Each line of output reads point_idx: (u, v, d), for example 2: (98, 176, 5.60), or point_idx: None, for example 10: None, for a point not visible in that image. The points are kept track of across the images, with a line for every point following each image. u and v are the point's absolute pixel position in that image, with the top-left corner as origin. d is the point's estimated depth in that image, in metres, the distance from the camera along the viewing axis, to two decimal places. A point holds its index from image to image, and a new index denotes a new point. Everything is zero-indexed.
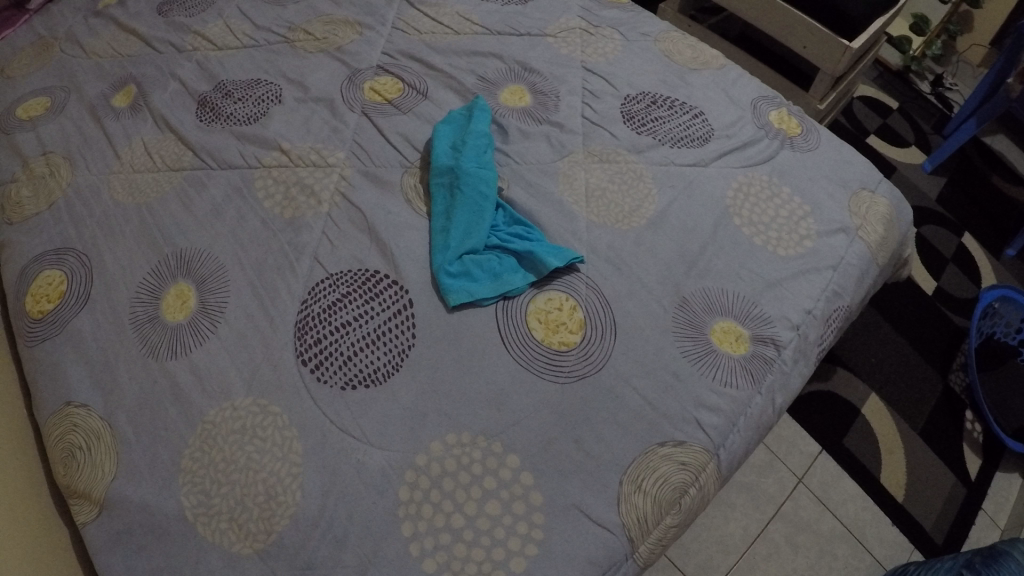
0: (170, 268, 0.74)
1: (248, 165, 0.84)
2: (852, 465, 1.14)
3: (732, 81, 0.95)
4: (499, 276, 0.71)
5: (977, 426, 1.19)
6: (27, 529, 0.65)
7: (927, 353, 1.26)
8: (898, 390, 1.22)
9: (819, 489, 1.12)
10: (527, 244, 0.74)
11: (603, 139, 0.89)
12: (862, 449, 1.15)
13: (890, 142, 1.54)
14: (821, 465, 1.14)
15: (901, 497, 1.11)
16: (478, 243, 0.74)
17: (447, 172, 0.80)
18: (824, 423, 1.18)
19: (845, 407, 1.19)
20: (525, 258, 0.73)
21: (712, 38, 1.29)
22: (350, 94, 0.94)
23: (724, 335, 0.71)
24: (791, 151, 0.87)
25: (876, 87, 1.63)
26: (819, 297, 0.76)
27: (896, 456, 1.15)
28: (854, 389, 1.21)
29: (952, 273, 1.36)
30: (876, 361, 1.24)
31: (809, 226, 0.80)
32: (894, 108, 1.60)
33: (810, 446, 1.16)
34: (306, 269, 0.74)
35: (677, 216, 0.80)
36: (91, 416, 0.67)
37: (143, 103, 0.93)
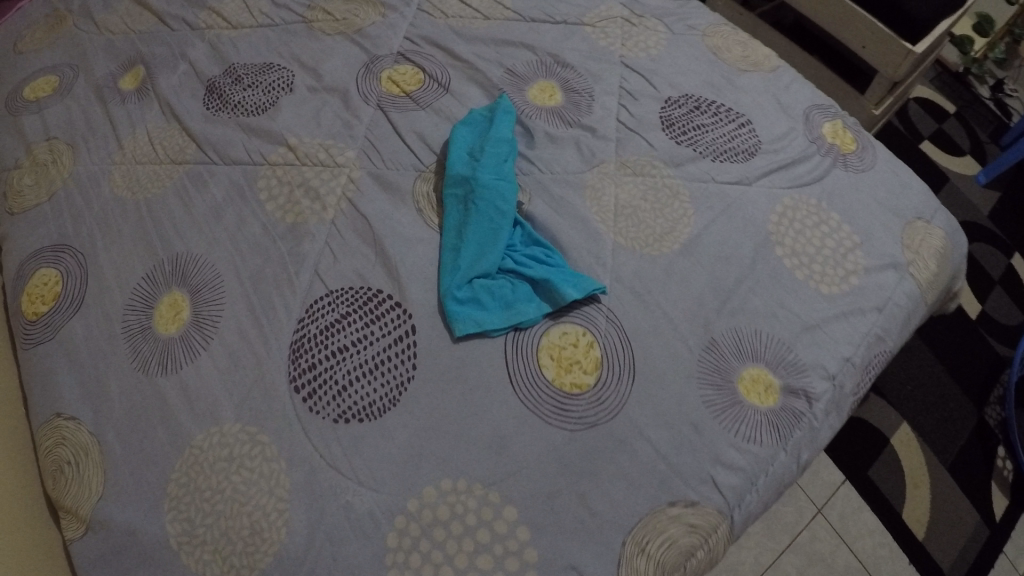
0: (165, 275, 0.71)
1: (252, 162, 0.80)
2: (876, 498, 1.07)
3: (786, 86, 0.86)
4: (512, 305, 0.66)
5: (1008, 464, 1.10)
6: (17, 542, 0.64)
7: (967, 383, 1.17)
8: (939, 422, 1.13)
9: (838, 521, 1.05)
10: (544, 270, 0.67)
11: (638, 148, 0.81)
12: (889, 482, 1.08)
13: (944, 148, 1.41)
14: (842, 496, 1.07)
15: (921, 534, 1.05)
16: (491, 266, 0.68)
17: (463, 183, 0.74)
18: (854, 452, 1.11)
19: (873, 435, 1.12)
20: (542, 285, 0.67)
21: (765, 31, 1.19)
22: (366, 85, 0.87)
23: (752, 384, 0.64)
24: (844, 172, 0.78)
25: (932, 88, 1.50)
26: (861, 343, 0.69)
27: (921, 491, 1.08)
28: (890, 417, 1.14)
29: (999, 297, 1.26)
30: (916, 388, 1.16)
31: (857, 259, 0.72)
32: (951, 112, 1.46)
33: (833, 475, 1.09)
34: (305, 283, 0.69)
35: (712, 242, 0.73)
36: (80, 429, 0.65)
37: (150, 87, 0.89)
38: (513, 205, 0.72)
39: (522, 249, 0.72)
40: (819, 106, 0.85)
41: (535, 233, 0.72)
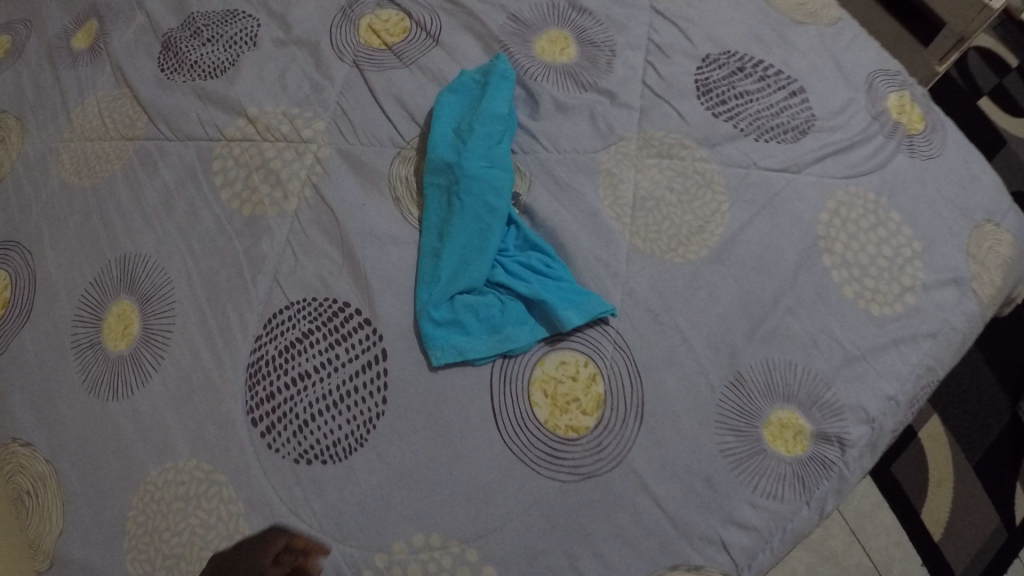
0: (113, 280, 0.63)
1: (209, 138, 0.69)
2: (896, 495, 0.98)
3: (847, 43, 0.71)
4: (500, 330, 0.56)
5: None
6: None
7: (1007, 374, 1.03)
8: (968, 415, 1.02)
9: (853, 517, 0.97)
10: (541, 287, 0.57)
11: (666, 119, 0.67)
12: (911, 478, 0.99)
13: (1003, 106, 1.18)
14: (860, 491, 0.98)
15: (938, 535, 0.95)
16: (476, 279, 0.57)
17: (446, 170, 0.61)
18: None
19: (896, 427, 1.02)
20: (538, 307, 0.56)
21: None
22: (342, 38, 0.75)
23: (779, 431, 0.55)
24: (909, 158, 0.65)
25: (996, 36, 1.23)
26: (911, 379, 0.58)
27: (944, 489, 0.98)
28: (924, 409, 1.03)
29: None
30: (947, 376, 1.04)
31: (915, 272, 0.60)
32: (1015, 65, 1.21)
33: None
34: (263, 294, 0.60)
35: (749, 246, 0.60)
36: (36, 457, 0.61)
37: (103, 45, 0.78)
38: (507, 200, 0.60)
39: (516, 253, 0.60)
40: (886, 68, 0.69)
41: (533, 233, 0.61)
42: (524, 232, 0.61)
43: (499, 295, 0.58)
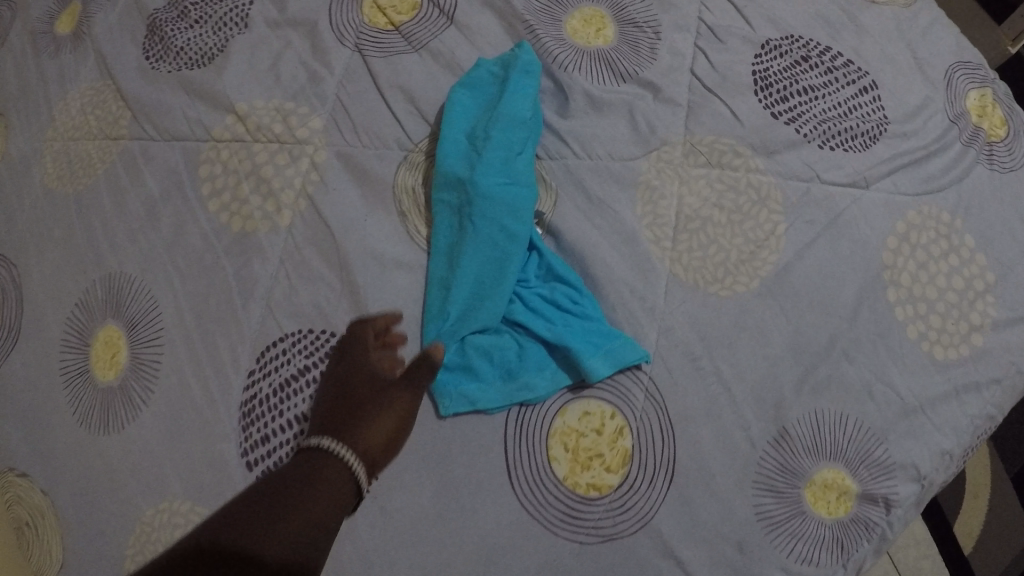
0: (99, 303, 0.58)
1: (196, 139, 0.61)
2: None
3: (923, 30, 0.62)
4: (516, 378, 0.50)
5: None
6: None
7: None
8: None
9: None
10: (564, 329, 0.51)
11: (716, 120, 0.58)
12: None
13: None
14: None
15: None
16: (490, 319, 0.51)
17: (458, 186, 0.54)
18: None
19: None
20: (560, 352, 0.51)
21: None
22: (343, 16, 0.63)
23: (822, 491, 0.50)
24: (989, 171, 0.57)
25: None
26: (969, 431, 0.52)
27: None
28: None
29: None
30: None
31: (986, 308, 0.53)
32: None
33: None
34: (256, 323, 0.54)
35: (806, 277, 0.53)
36: (32, 488, 0.58)
37: (85, 30, 0.70)
38: (528, 223, 0.53)
39: (537, 284, 0.54)
40: (966, 60, 0.61)
41: (556, 261, 0.54)
42: (547, 258, 0.54)
43: (516, 335, 0.52)
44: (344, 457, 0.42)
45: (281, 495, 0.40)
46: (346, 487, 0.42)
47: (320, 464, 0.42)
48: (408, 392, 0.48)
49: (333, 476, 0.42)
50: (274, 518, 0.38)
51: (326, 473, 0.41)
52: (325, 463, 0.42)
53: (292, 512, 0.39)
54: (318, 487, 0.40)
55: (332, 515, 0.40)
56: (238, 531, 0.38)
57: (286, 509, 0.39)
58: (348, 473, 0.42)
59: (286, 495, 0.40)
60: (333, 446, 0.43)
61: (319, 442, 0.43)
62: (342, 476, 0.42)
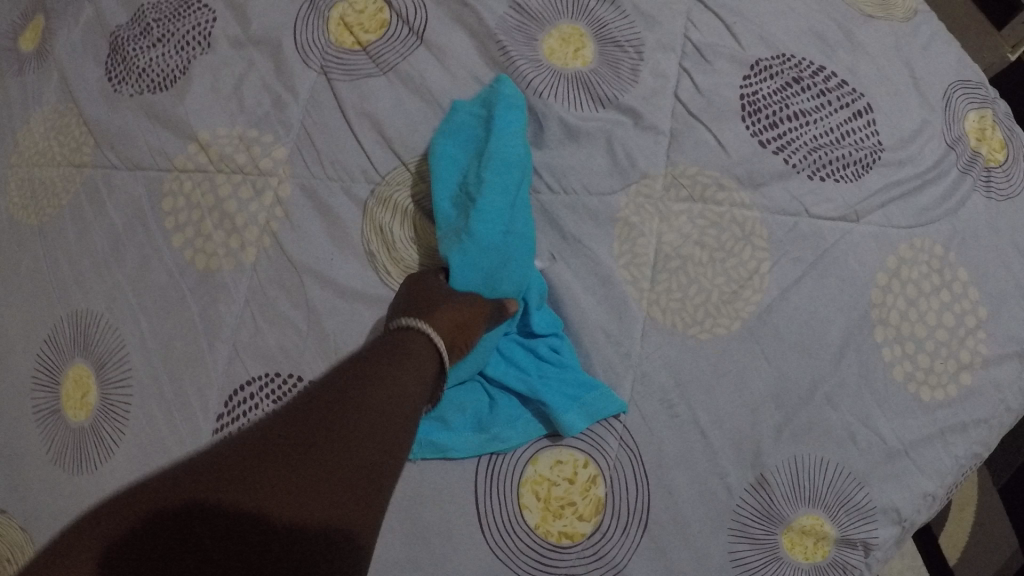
0: (66, 340, 0.57)
1: (158, 168, 0.59)
2: None
3: (922, 45, 0.58)
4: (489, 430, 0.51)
5: None
6: None
7: None
8: None
9: None
10: (540, 381, 0.51)
11: (699, 150, 0.55)
12: None
13: None
14: None
15: None
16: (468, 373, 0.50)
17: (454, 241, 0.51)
18: None
19: None
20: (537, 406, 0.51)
21: None
22: (307, 34, 0.60)
23: (800, 537, 0.48)
24: (985, 199, 0.54)
25: None
26: (954, 474, 0.50)
27: None
28: None
29: None
30: None
31: (978, 346, 0.51)
32: None
33: None
34: (222, 366, 0.53)
35: (788, 320, 0.51)
36: (12, 525, 0.58)
37: (49, 47, 0.68)
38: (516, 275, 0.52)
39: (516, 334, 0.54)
40: (967, 77, 0.58)
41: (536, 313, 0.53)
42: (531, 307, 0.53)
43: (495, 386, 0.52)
44: (428, 334, 0.43)
45: (347, 395, 0.38)
46: (426, 364, 0.43)
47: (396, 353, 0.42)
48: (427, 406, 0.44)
49: (416, 358, 0.42)
50: (339, 435, 0.35)
51: (410, 357, 0.42)
52: (407, 347, 0.42)
53: (363, 419, 0.37)
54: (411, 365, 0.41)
55: (410, 410, 0.39)
56: (300, 448, 0.34)
57: (354, 416, 0.37)
58: (429, 352, 0.43)
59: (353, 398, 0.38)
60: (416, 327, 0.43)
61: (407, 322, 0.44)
62: (424, 356, 0.43)
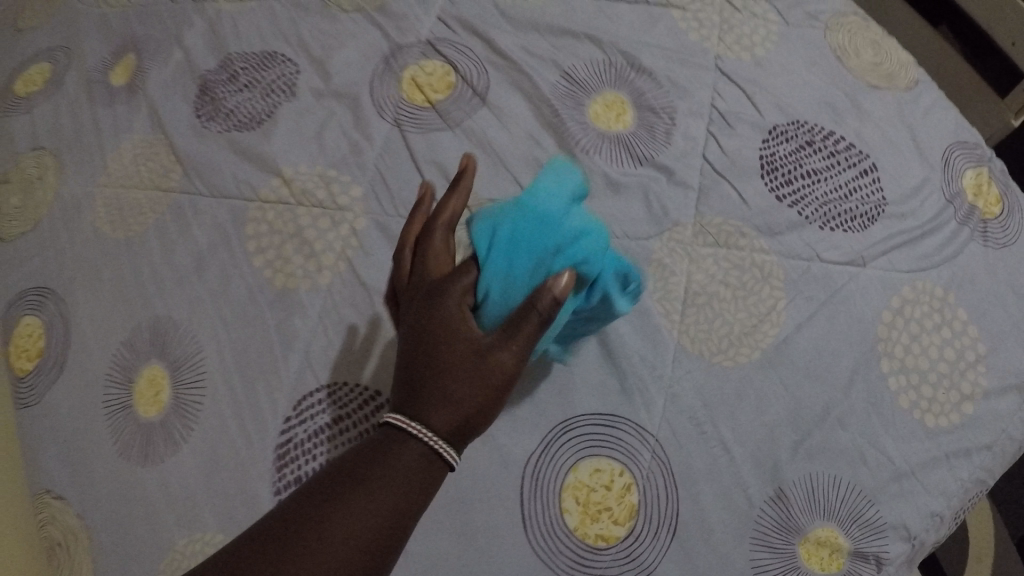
0: (144, 343, 0.63)
1: (243, 198, 0.66)
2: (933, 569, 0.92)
3: (923, 113, 0.67)
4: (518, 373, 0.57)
5: None
6: None
7: None
8: None
9: None
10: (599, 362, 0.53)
11: (724, 204, 0.63)
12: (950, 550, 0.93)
13: None
14: None
15: None
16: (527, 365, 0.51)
17: (509, 283, 0.46)
18: None
19: None
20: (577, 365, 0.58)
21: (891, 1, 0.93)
22: (383, 92, 0.69)
23: (816, 548, 0.53)
24: (983, 247, 0.61)
25: None
26: (958, 495, 0.56)
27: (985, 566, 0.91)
28: None
29: None
30: None
31: (978, 378, 0.57)
32: None
33: None
34: (294, 374, 0.59)
35: (804, 351, 0.58)
36: (66, 510, 0.62)
37: (139, 83, 0.75)
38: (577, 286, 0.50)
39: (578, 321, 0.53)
40: (964, 140, 0.66)
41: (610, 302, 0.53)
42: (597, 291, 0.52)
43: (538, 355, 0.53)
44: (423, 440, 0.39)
45: (328, 507, 0.38)
46: (412, 468, 0.39)
47: (386, 454, 0.39)
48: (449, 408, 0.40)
49: (408, 464, 0.39)
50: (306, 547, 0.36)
51: (401, 462, 0.39)
52: (399, 447, 0.40)
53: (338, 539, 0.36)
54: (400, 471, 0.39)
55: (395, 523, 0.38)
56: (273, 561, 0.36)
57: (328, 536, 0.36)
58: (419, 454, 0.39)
59: (334, 514, 0.37)
60: (404, 433, 0.40)
61: (401, 424, 0.40)
62: (413, 459, 0.39)
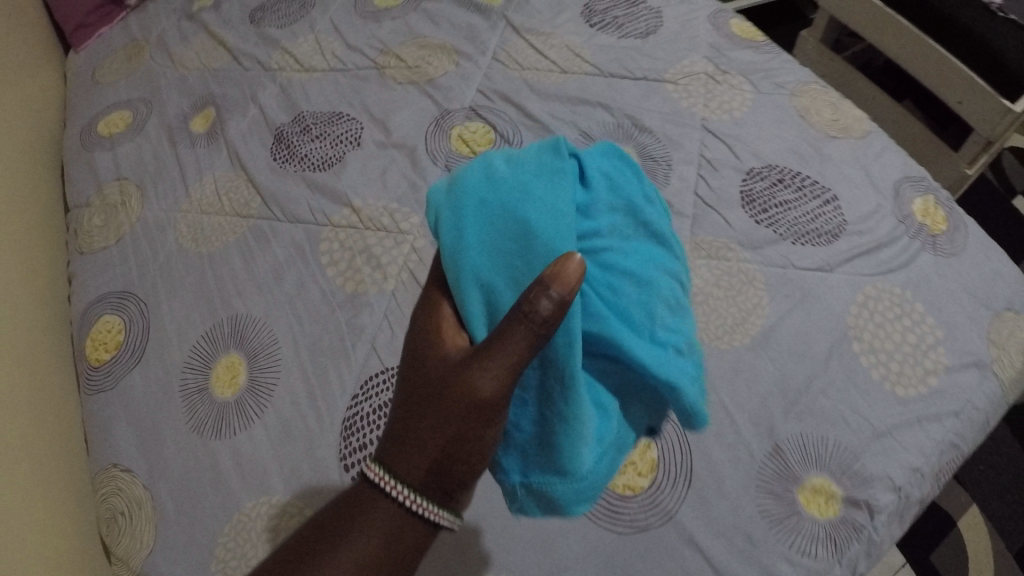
0: (224, 334, 0.72)
1: (316, 222, 0.79)
2: None
3: (876, 155, 0.83)
4: (604, 415, 0.48)
5: None
6: None
7: None
8: (1015, 509, 1.02)
9: None
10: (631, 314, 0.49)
11: (714, 226, 0.78)
12: (952, 565, 1.00)
13: None
14: None
15: None
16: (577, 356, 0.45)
17: (501, 261, 0.47)
18: (915, 531, 1.02)
19: (935, 515, 1.03)
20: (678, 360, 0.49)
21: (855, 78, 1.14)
22: (436, 144, 0.84)
23: (813, 495, 0.62)
24: (933, 256, 0.75)
25: None
26: (933, 453, 0.66)
27: None
28: (960, 498, 1.04)
29: None
30: (985, 469, 1.06)
31: (938, 357, 0.69)
32: None
33: (893, 557, 1.01)
34: (361, 358, 0.69)
35: (789, 337, 0.70)
36: (135, 482, 0.68)
37: (220, 131, 0.89)
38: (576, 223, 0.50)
39: (596, 279, 0.50)
40: (912, 175, 0.82)
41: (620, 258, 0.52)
42: (600, 211, 0.55)
43: (600, 330, 0.47)
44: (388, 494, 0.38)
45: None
46: (376, 524, 0.38)
47: (356, 517, 0.38)
48: (426, 463, 0.39)
49: (369, 517, 0.38)
50: None
51: (363, 514, 0.38)
52: (361, 504, 0.39)
53: None
54: (361, 528, 0.38)
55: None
56: None
57: None
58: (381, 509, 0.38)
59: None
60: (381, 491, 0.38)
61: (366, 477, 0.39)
62: (376, 513, 0.38)
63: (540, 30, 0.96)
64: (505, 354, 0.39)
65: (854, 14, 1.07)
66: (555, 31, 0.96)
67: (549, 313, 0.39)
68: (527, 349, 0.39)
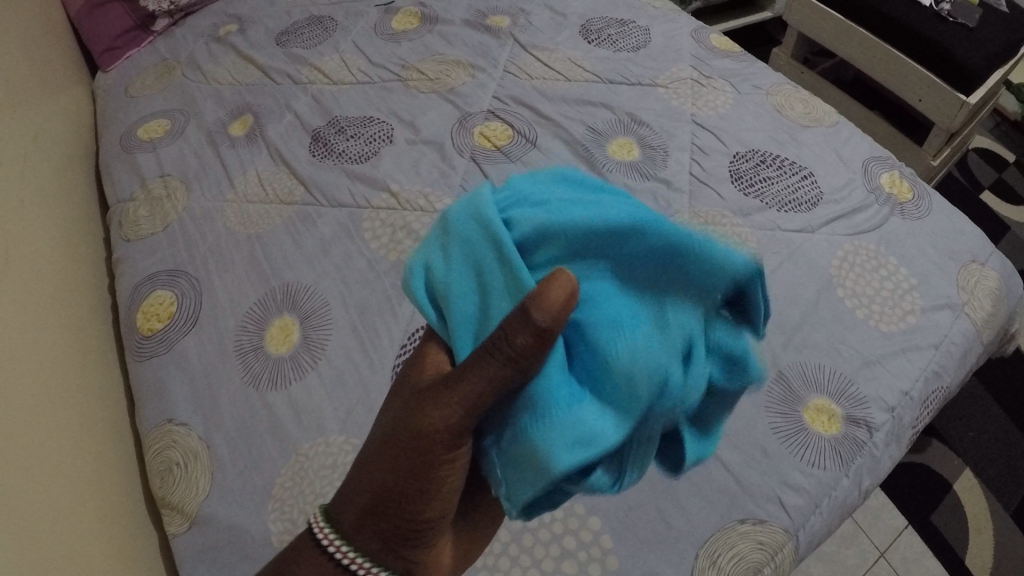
0: (276, 301, 0.79)
1: (357, 206, 0.87)
2: (940, 543, 1.05)
3: (845, 140, 0.95)
4: (591, 340, 0.41)
5: None
6: (105, 543, 0.69)
7: None
8: (1004, 470, 1.10)
9: (901, 566, 1.03)
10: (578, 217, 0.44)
11: (709, 199, 0.88)
12: (951, 525, 1.06)
13: (1005, 198, 1.36)
14: (906, 540, 1.05)
15: None
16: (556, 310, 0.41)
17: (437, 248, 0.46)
18: (914, 495, 1.09)
19: (932, 479, 1.10)
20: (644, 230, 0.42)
21: (825, 86, 1.30)
22: (462, 139, 0.94)
23: (817, 414, 0.70)
24: (902, 219, 0.86)
25: (991, 139, 1.45)
26: (918, 378, 0.74)
27: (984, 536, 1.05)
28: (953, 462, 1.11)
29: None
30: (972, 435, 1.14)
31: (913, 300, 0.78)
32: (1011, 161, 1.41)
33: (897, 520, 1.07)
34: (407, 314, 0.75)
35: (783, 286, 0.79)
36: (191, 435, 0.72)
37: (258, 133, 0.98)
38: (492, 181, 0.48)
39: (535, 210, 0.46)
40: (879, 156, 0.93)
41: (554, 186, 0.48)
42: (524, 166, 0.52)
43: (536, 233, 0.43)
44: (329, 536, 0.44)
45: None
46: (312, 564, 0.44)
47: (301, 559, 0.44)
48: (365, 505, 0.43)
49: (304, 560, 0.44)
50: None
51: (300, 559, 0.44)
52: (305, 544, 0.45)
53: None
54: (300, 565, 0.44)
55: None
56: None
57: None
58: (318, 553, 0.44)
59: None
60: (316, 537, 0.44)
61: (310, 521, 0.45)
62: (310, 557, 0.44)
63: (544, 46, 1.08)
64: (469, 391, 0.39)
65: (821, 32, 1.22)
66: (557, 47, 1.08)
67: (527, 339, 0.37)
68: (491, 380, 0.38)
